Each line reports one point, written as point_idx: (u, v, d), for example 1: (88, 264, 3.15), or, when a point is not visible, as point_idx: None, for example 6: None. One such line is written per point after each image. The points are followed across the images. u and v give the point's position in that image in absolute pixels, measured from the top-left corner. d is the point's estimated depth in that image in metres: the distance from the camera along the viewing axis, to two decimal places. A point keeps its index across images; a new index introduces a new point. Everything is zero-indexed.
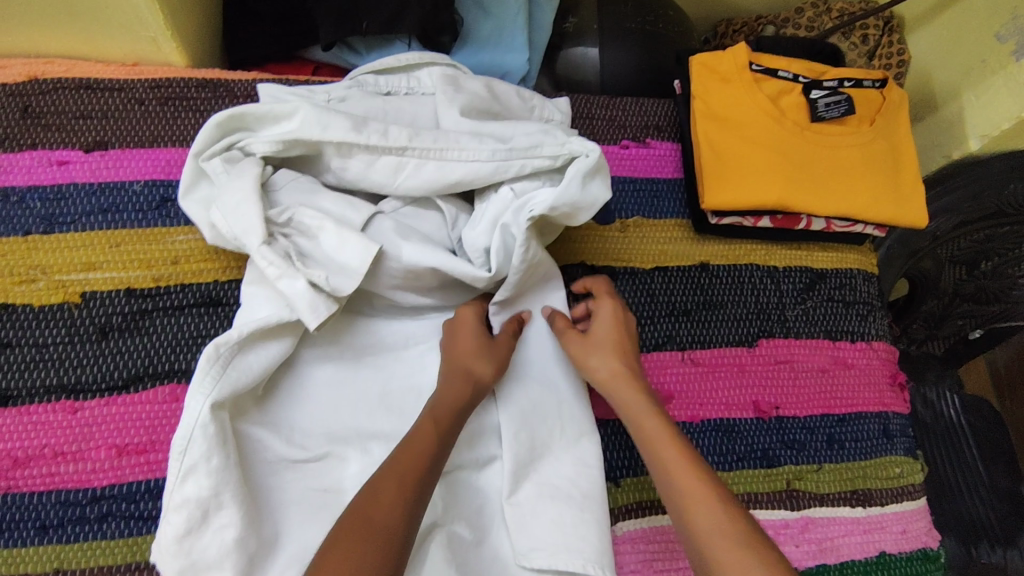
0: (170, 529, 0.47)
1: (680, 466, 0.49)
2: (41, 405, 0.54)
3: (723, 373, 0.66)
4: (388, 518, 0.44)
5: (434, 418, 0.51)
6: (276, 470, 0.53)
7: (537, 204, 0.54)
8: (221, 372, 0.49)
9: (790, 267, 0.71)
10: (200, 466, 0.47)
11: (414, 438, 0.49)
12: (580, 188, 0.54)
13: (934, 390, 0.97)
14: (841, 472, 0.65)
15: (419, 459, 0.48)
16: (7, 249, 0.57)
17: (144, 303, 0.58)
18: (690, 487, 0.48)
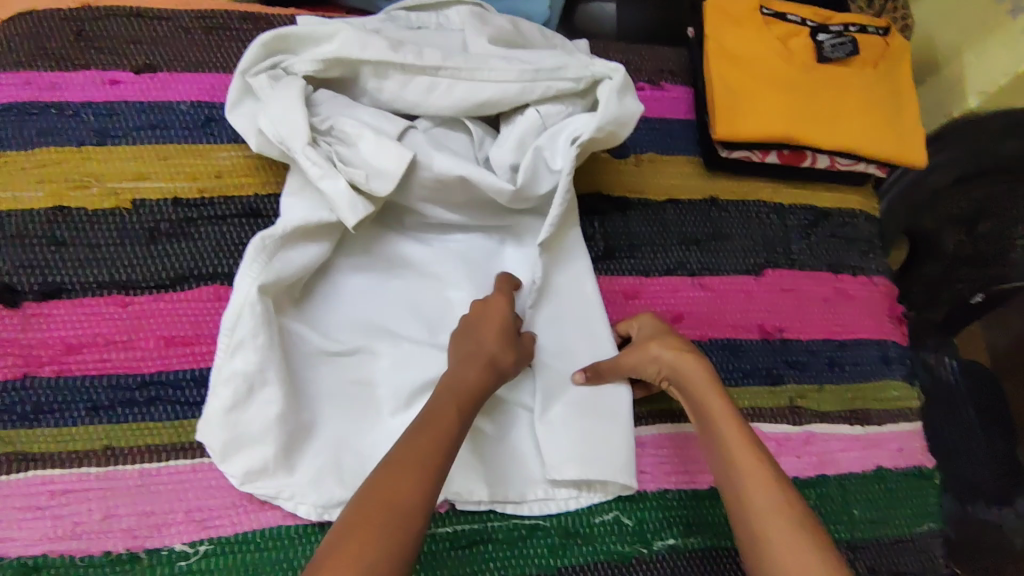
0: (218, 402, 0.52)
1: (739, 448, 0.53)
2: (95, 298, 0.57)
3: (731, 299, 0.69)
4: (409, 496, 0.45)
5: (456, 402, 0.51)
6: (313, 362, 0.57)
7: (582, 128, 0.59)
8: (267, 264, 0.53)
9: (796, 204, 0.75)
10: (248, 342, 0.52)
11: (431, 419, 0.50)
12: (618, 104, 0.58)
13: (934, 355, 0.95)
14: (841, 393, 0.69)
15: (439, 439, 0.49)
16: (61, 157, 0.61)
17: (189, 212, 0.61)
18: (747, 465, 0.52)
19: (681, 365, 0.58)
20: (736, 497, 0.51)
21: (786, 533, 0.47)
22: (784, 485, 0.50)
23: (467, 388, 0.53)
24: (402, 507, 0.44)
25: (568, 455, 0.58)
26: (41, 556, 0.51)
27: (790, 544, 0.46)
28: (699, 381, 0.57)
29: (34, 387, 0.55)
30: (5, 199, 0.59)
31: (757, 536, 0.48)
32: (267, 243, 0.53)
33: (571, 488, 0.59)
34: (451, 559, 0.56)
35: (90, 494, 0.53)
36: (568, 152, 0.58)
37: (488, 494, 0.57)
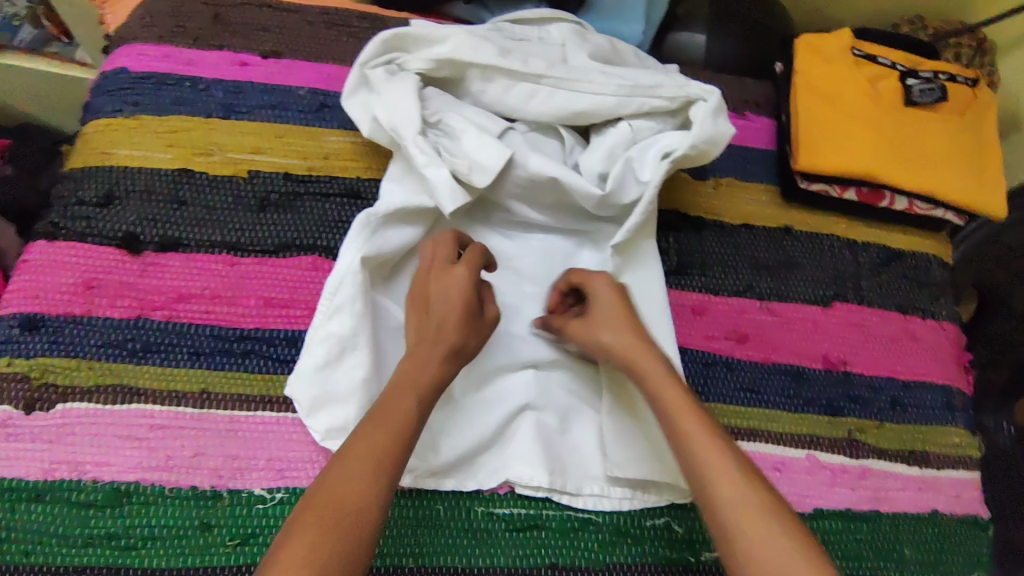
0: (311, 360, 0.57)
1: (704, 443, 0.49)
2: (207, 254, 0.63)
3: (798, 326, 0.71)
4: (352, 499, 0.44)
5: (417, 394, 0.50)
6: (396, 337, 0.60)
7: (674, 147, 0.62)
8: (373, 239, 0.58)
9: (869, 243, 0.76)
10: (346, 307, 0.56)
11: (380, 413, 0.48)
12: (710, 124, 0.61)
13: (992, 419, 0.91)
14: (900, 432, 0.69)
15: (394, 436, 0.47)
16: (191, 126, 0.67)
17: (298, 186, 0.67)
18: (715, 460, 0.48)
19: (641, 355, 0.55)
20: (705, 494, 0.47)
21: (767, 533, 0.44)
22: (754, 477, 0.47)
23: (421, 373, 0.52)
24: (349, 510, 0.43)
25: (625, 459, 0.60)
26: (134, 482, 0.55)
27: (773, 547, 0.43)
28: (652, 369, 0.54)
29: (145, 328, 0.60)
30: (138, 158, 0.65)
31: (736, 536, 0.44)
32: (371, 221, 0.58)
33: (626, 489, 0.61)
34: (505, 540, 0.58)
35: (183, 432, 0.57)
36: (658, 169, 0.61)
37: (549, 481, 0.59)
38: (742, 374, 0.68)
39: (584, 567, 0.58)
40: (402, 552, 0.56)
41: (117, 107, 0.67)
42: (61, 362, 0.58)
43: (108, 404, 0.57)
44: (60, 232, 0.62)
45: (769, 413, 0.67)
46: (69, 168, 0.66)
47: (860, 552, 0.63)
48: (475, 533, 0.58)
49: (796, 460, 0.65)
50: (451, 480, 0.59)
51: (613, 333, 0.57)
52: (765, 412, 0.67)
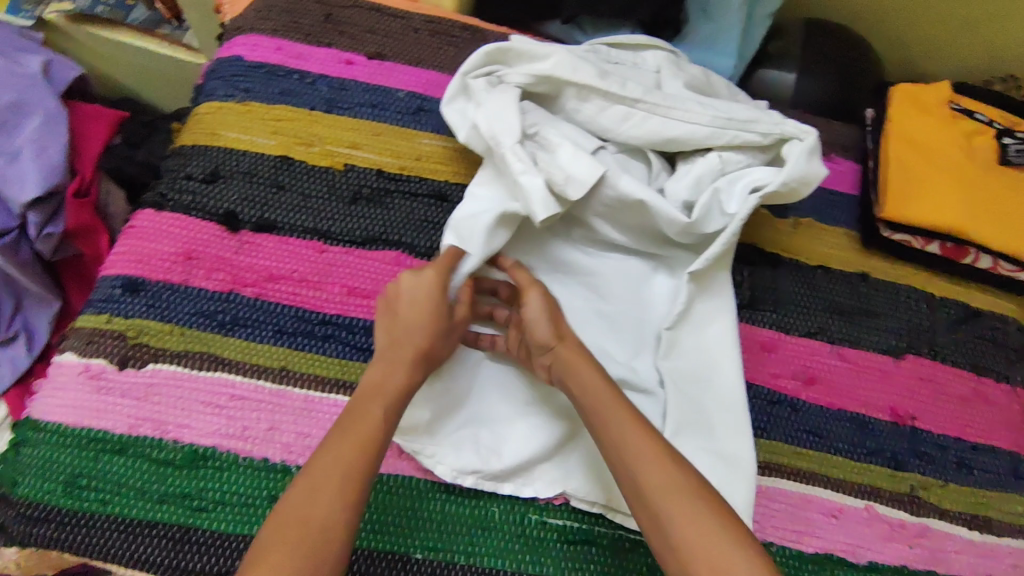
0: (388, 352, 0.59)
1: (625, 434, 0.51)
2: (298, 239, 0.65)
3: (867, 374, 0.70)
4: (324, 515, 0.46)
5: (383, 403, 0.53)
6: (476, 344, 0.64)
7: (765, 181, 0.62)
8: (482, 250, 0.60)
9: (948, 298, 0.75)
10: None
11: (353, 423, 0.51)
12: (805, 163, 0.62)
13: None
14: (963, 494, 0.67)
15: (365, 442, 0.50)
16: (295, 117, 0.70)
17: (389, 183, 0.69)
18: (640, 449, 0.50)
19: (563, 357, 0.56)
20: (631, 485, 0.49)
21: (692, 515, 0.46)
22: (676, 458, 0.50)
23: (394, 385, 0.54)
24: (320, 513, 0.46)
25: None
26: (211, 448, 0.58)
27: (699, 528, 0.45)
28: (573, 362, 0.56)
29: (235, 302, 0.63)
30: (244, 142, 0.69)
31: (659, 521, 0.47)
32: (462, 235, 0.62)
33: None
34: (555, 551, 0.59)
35: (261, 405, 0.60)
36: (748, 202, 0.61)
37: (604, 497, 0.59)
38: (807, 416, 0.67)
39: None
40: (456, 548, 0.57)
41: (229, 92, 0.71)
42: (156, 325, 0.61)
43: (194, 369, 0.60)
44: (167, 203, 0.65)
45: (830, 458, 0.66)
46: (180, 145, 0.69)
47: None
48: (527, 540, 0.59)
49: (854, 509, 0.64)
50: (509, 485, 0.60)
51: (548, 337, 0.57)
52: (826, 457, 0.66)
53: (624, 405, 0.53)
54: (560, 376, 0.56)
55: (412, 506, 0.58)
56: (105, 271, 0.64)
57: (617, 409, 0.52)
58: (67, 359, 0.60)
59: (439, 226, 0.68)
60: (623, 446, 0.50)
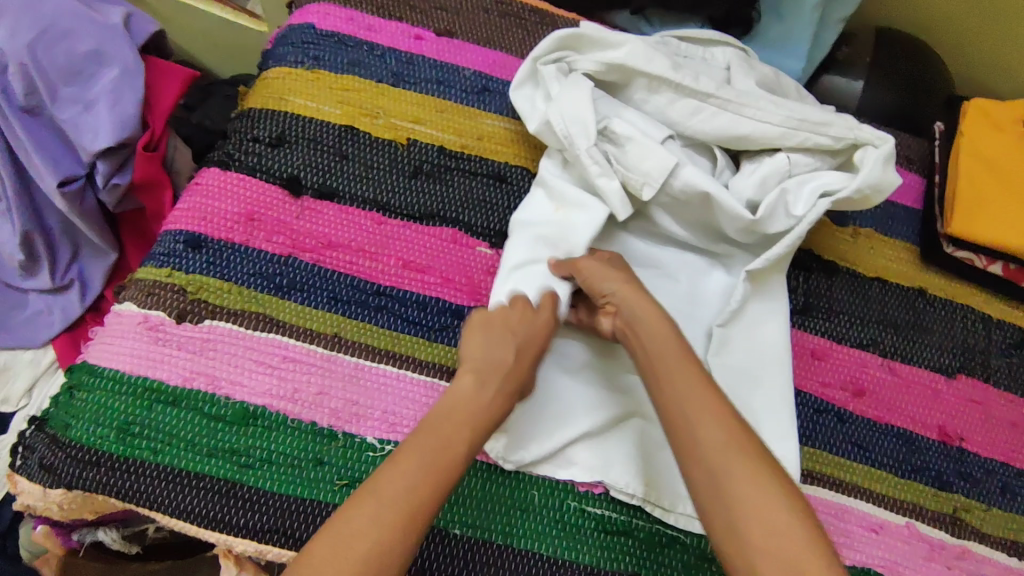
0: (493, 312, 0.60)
1: (688, 385, 0.50)
2: (358, 209, 0.66)
3: (917, 391, 0.69)
4: (385, 543, 0.42)
5: (470, 428, 0.49)
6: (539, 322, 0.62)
7: (837, 185, 0.62)
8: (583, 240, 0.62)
9: (1004, 320, 0.73)
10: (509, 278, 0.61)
11: (437, 450, 0.47)
12: (880, 171, 0.61)
13: None
14: (1006, 520, 0.66)
15: (443, 472, 0.46)
16: (362, 88, 0.71)
17: (450, 161, 0.69)
18: (703, 405, 0.48)
19: (634, 304, 0.56)
20: (683, 433, 0.48)
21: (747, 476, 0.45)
22: (738, 418, 0.48)
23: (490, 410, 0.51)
24: (389, 528, 0.43)
25: None
26: (262, 407, 0.58)
27: (759, 495, 0.44)
28: (644, 310, 0.55)
29: (294, 266, 0.63)
30: (311, 108, 0.69)
31: (716, 478, 0.45)
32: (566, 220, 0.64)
33: None
34: (592, 539, 0.59)
35: (312, 369, 0.60)
36: (818, 207, 0.61)
37: (645, 491, 0.59)
38: (853, 427, 0.66)
39: None
40: (494, 527, 0.58)
41: (299, 58, 0.71)
42: (215, 282, 0.62)
43: (250, 328, 0.61)
44: (233, 163, 0.66)
45: (874, 472, 0.65)
46: (247, 107, 0.70)
47: None
48: (565, 526, 0.59)
49: (894, 526, 0.64)
50: (547, 467, 0.60)
51: (616, 284, 0.57)
52: (870, 470, 0.65)
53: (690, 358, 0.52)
54: (625, 322, 0.56)
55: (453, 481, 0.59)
56: (169, 225, 0.64)
57: (683, 363, 0.51)
58: (127, 309, 0.61)
59: (497, 207, 0.68)
60: (682, 396, 0.49)
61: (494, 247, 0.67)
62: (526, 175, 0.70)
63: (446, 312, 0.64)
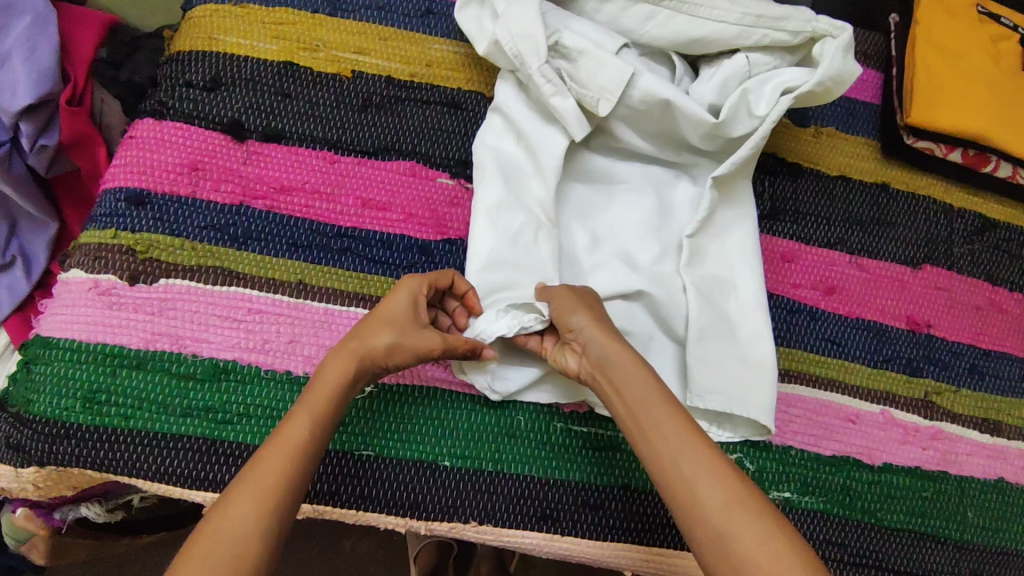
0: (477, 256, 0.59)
1: (681, 441, 0.47)
2: (308, 149, 0.63)
3: (885, 284, 0.70)
4: (234, 534, 0.43)
5: (312, 414, 0.49)
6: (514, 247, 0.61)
7: (797, 81, 0.61)
8: (551, 171, 0.61)
9: (966, 209, 0.74)
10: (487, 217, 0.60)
11: (282, 438, 0.48)
12: (839, 62, 0.60)
13: None
14: (975, 399, 0.69)
15: (284, 457, 0.47)
16: (296, 20, 0.66)
17: (399, 91, 0.66)
18: (697, 460, 0.46)
19: (602, 342, 0.52)
20: (682, 493, 0.46)
21: (750, 529, 0.43)
22: (733, 470, 0.46)
23: (332, 394, 0.50)
24: (236, 528, 0.44)
25: (715, 388, 0.59)
26: (232, 361, 0.57)
27: (764, 546, 0.42)
28: (616, 352, 0.52)
29: (247, 215, 0.60)
30: (245, 47, 0.65)
31: (720, 538, 0.44)
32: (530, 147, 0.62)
33: (702, 422, 0.61)
34: (581, 457, 0.59)
35: (279, 318, 0.58)
36: (779, 105, 0.60)
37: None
38: (826, 324, 0.67)
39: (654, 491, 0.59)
40: (482, 456, 0.58)
41: None
42: (165, 239, 0.59)
43: (209, 283, 0.58)
44: (168, 112, 0.62)
45: (848, 365, 0.66)
46: (175, 50, 0.65)
47: (923, 508, 0.64)
48: (552, 447, 0.59)
49: (870, 414, 0.66)
50: (530, 395, 0.59)
51: (583, 322, 0.53)
52: (844, 364, 0.66)
53: (679, 413, 0.49)
54: (594, 363, 0.53)
55: (436, 416, 0.58)
56: (107, 184, 0.61)
57: (667, 413, 0.49)
58: (75, 276, 0.58)
59: (454, 135, 0.66)
60: (675, 454, 0.47)
61: (455, 178, 0.65)
62: (481, 100, 0.67)
63: (412, 249, 0.62)
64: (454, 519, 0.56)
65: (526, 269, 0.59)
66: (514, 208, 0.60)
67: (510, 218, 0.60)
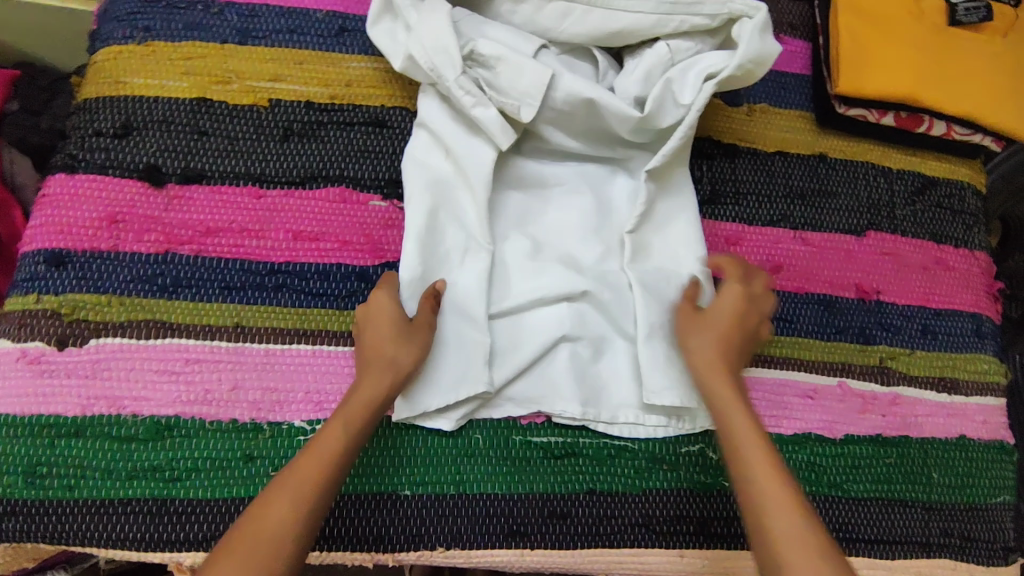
0: (408, 273, 0.58)
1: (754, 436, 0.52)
2: (231, 186, 0.61)
3: (832, 255, 0.70)
4: None
5: (293, 493, 0.47)
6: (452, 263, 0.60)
7: (719, 65, 0.60)
8: (482, 182, 0.60)
9: (904, 170, 0.74)
10: (414, 232, 0.58)
11: (260, 514, 0.46)
12: (758, 42, 0.59)
13: None
14: (930, 359, 0.69)
15: (270, 539, 0.45)
16: (205, 53, 0.64)
17: (320, 115, 0.64)
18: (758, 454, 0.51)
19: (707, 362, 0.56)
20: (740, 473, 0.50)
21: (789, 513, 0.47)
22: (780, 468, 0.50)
23: (325, 462, 0.49)
24: None
25: (668, 383, 0.59)
26: (175, 416, 0.55)
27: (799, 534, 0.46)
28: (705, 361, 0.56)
29: (174, 263, 0.58)
30: (153, 86, 0.62)
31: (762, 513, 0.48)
32: (455, 158, 0.61)
33: (662, 416, 0.60)
34: (544, 467, 0.59)
35: (220, 365, 0.57)
36: (704, 92, 0.59)
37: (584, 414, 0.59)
38: (776, 303, 0.67)
39: (621, 492, 0.59)
40: (444, 479, 0.57)
41: (128, 33, 0.64)
42: (91, 298, 0.57)
43: (141, 338, 0.56)
44: (79, 164, 0.60)
45: (802, 341, 0.67)
46: (83, 99, 0.63)
47: (888, 475, 0.65)
48: (513, 461, 0.58)
49: (827, 388, 0.66)
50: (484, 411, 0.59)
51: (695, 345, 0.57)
52: (798, 340, 0.67)
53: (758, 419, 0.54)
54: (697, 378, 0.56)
55: (392, 445, 0.57)
56: (24, 247, 0.58)
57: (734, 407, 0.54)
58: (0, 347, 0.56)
59: (382, 155, 0.64)
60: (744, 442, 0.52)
61: (387, 198, 0.63)
62: (406, 115, 0.65)
63: (350, 276, 0.60)
64: (421, 547, 0.56)
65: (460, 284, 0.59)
66: (441, 223, 0.60)
67: (438, 232, 0.59)
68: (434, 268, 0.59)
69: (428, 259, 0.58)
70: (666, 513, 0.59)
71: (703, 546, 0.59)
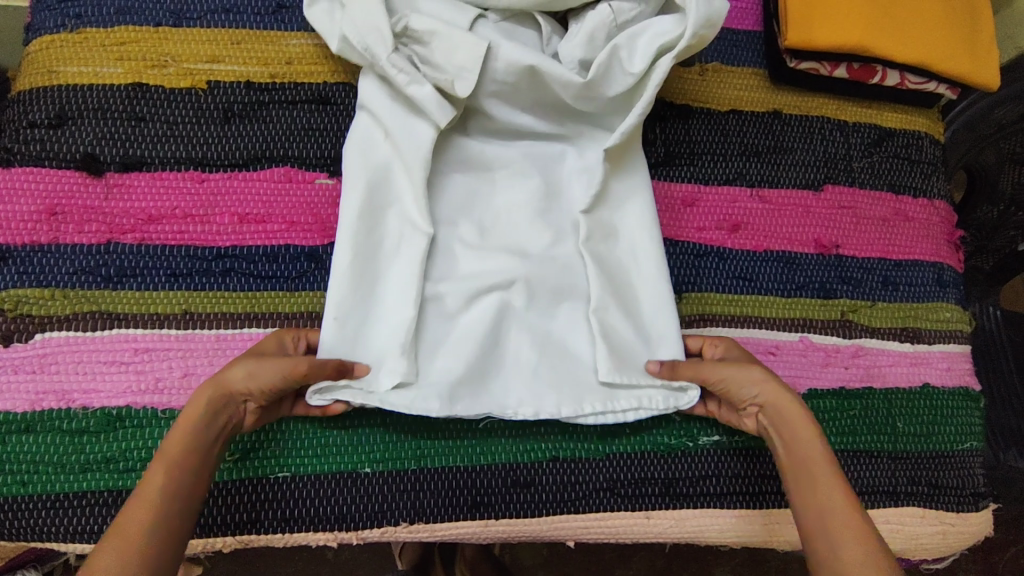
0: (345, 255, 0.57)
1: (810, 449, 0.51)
2: (172, 172, 0.60)
3: (789, 212, 0.69)
4: None
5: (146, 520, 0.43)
6: (389, 251, 0.59)
7: (670, 33, 0.59)
8: (420, 163, 0.59)
9: (860, 122, 0.74)
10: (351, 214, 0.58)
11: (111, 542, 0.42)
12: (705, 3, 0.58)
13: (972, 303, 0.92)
14: (892, 309, 0.69)
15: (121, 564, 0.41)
16: (138, 37, 0.62)
17: (261, 95, 0.63)
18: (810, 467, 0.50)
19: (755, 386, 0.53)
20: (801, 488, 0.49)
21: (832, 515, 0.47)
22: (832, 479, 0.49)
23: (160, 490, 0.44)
24: None
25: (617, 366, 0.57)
26: (126, 407, 0.54)
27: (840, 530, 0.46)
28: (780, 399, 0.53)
29: (117, 252, 0.57)
30: (87, 74, 0.61)
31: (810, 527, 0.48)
32: (395, 140, 0.60)
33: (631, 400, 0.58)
34: (505, 438, 0.58)
35: (170, 353, 0.56)
36: (661, 65, 0.58)
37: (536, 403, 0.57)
38: (735, 262, 0.67)
39: (584, 458, 0.59)
40: (404, 455, 0.57)
41: (58, 21, 0.62)
42: (34, 291, 0.56)
43: (90, 331, 0.56)
44: (14, 157, 0.58)
45: (761, 299, 0.66)
46: (18, 90, 0.61)
47: (852, 427, 0.65)
48: (474, 433, 0.58)
49: (789, 344, 0.66)
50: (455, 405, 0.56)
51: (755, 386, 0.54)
52: (758, 298, 0.66)
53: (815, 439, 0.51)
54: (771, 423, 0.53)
55: (351, 425, 0.57)
56: None
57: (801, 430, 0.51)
58: None
59: (327, 132, 0.63)
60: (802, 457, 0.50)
61: (335, 176, 0.62)
62: (350, 92, 0.64)
63: (299, 257, 0.59)
64: (384, 524, 0.56)
65: (395, 269, 0.58)
66: (376, 212, 0.59)
67: (375, 217, 0.59)
68: (371, 251, 0.58)
69: (361, 245, 0.58)
70: (632, 476, 0.59)
71: (669, 506, 0.59)
